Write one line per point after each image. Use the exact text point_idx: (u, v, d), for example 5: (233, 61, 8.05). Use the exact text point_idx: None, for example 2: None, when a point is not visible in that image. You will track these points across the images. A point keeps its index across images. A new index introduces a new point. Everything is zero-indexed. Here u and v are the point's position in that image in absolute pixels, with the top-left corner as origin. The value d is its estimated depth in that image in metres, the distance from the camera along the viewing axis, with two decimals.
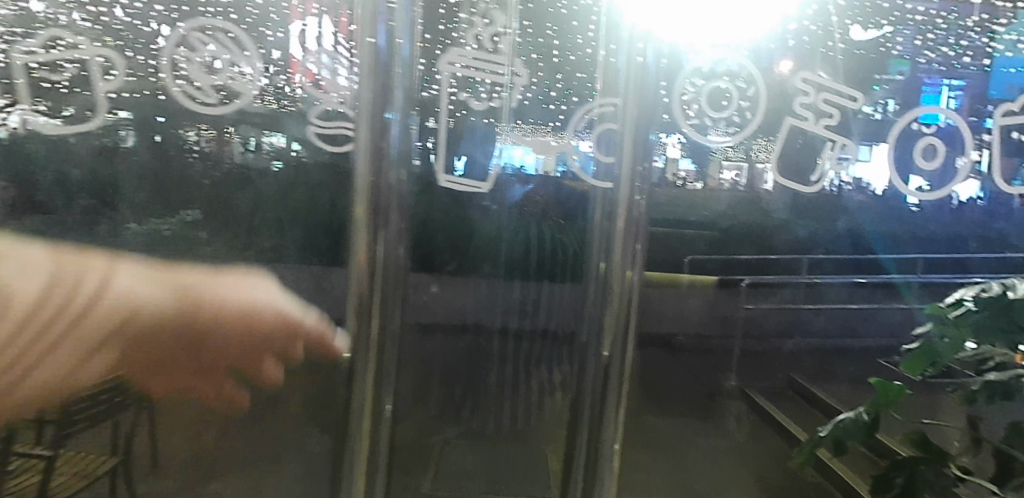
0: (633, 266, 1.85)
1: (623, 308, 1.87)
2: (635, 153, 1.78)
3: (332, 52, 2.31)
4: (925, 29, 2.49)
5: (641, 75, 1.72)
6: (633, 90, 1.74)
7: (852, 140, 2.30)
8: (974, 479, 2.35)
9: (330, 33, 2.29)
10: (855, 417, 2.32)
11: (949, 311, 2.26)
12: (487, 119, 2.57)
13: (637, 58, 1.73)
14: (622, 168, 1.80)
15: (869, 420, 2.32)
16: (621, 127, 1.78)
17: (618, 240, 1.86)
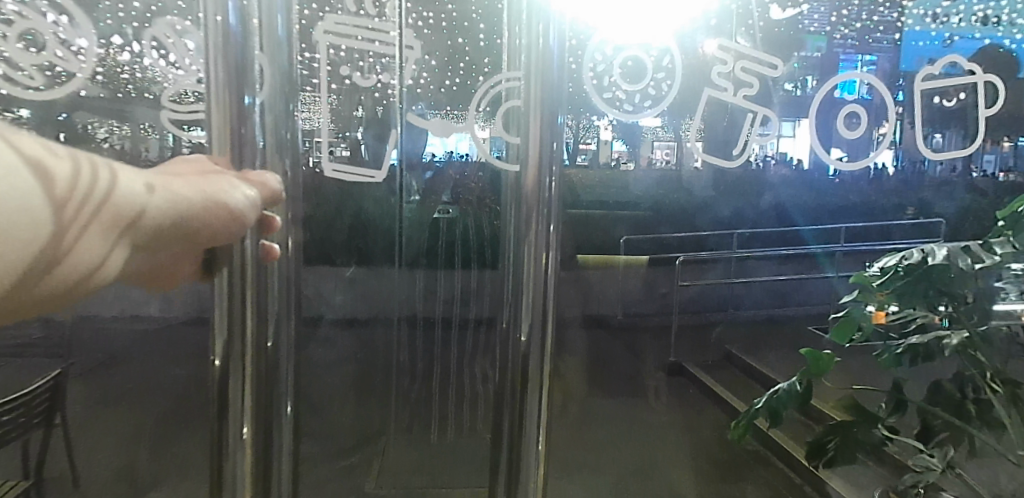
0: (549, 250, 1.57)
1: (535, 301, 1.61)
2: (544, 135, 1.47)
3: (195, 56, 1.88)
4: (839, 6, 2.69)
5: (542, 58, 1.42)
6: (534, 73, 1.44)
7: (773, 113, 2.23)
8: (902, 436, 2.51)
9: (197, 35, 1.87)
10: (789, 387, 2.39)
11: (874, 279, 2.35)
12: (418, 106, 2.37)
13: (535, 39, 1.41)
14: (530, 151, 1.49)
15: (803, 389, 2.39)
16: (526, 105, 1.47)
17: (528, 228, 1.56)
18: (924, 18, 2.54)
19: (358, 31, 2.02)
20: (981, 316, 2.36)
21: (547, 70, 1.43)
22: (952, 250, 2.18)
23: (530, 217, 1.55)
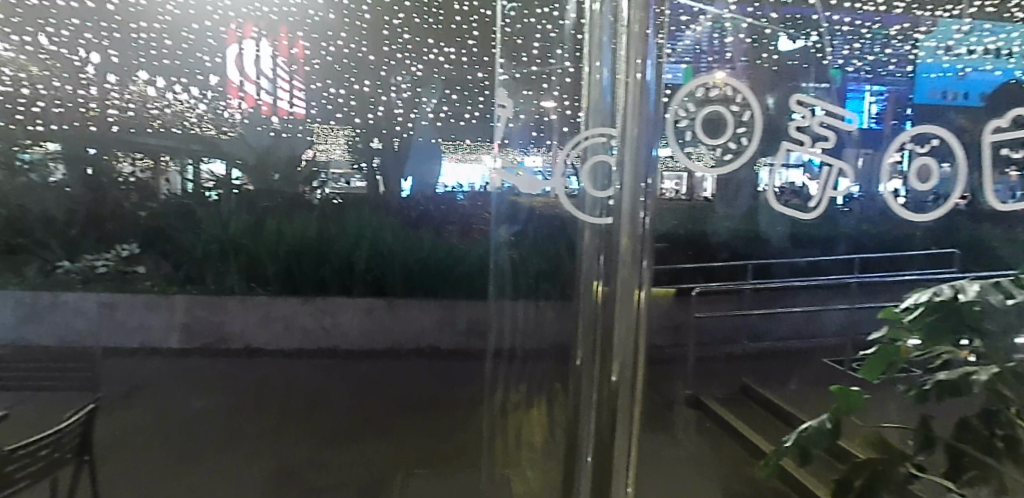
0: (641, 289, 1.87)
1: (631, 330, 1.90)
2: (639, 171, 1.70)
3: None
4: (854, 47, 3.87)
5: (640, 90, 1.67)
6: (631, 107, 1.69)
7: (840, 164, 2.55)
8: (930, 476, 2.28)
9: None
10: (818, 425, 2.33)
11: (903, 315, 2.30)
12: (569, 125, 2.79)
13: (634, 70, 1.70)
14: (628, 184, 1.73)
15: (832, 427, 2.31)
16: (623, 144, 1.70)
17: (626, 258, 1.85)
18: (938, 51, 3.38)
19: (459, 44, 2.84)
20: (1007, 350, 2.16)
21: (644, 102, 1.67)
22: (983, 287, 2.16)
23: (622, 246, 1.85)
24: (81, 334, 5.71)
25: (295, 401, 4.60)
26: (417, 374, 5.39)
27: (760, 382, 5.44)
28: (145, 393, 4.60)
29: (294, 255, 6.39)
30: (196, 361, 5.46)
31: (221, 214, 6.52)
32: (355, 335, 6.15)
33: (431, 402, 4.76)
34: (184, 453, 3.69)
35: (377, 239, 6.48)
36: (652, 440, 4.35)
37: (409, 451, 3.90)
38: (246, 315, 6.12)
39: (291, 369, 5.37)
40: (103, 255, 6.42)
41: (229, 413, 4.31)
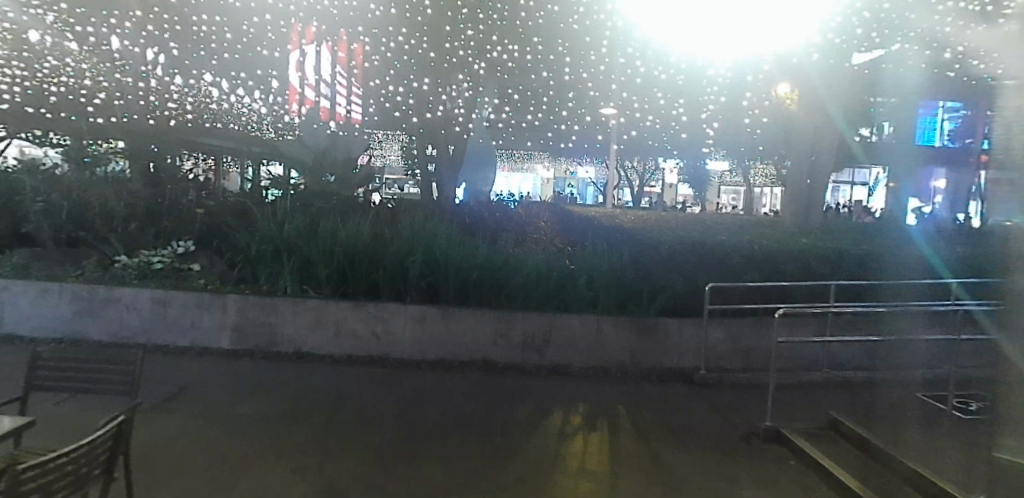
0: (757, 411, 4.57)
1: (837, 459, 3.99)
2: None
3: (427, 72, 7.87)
4: None
5: None
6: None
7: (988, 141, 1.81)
8: None
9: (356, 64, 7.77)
10: None
11: None
12: None
13: None
14: None
15: None
16: None
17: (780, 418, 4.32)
18: None
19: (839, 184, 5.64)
20: None
21: None
22: None
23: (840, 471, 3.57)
24: (133, 331, 5.57)
25: (343, 410, 4.44)
26: (468, 389, 5.18)
27: (843, 412, 4.89)
28: (191, 398, 4.40)
29: (347, 259, 6.08)
30: (245, 366, 5.28)
31: (276, 215, 6.55)
32: (406, 343, 5.82)
33: (481, 417, 4.52)
34: (229, 454, 3.53)
35: (431, 243, 6.29)
36: (736, 474, 3.85)
37: (462, 465, 3.68)
38: (297, 319, 5.69)
39: (340, 379, 5.13)
40: (160, 252, 6.34)
41: (276, 418, 4.17)
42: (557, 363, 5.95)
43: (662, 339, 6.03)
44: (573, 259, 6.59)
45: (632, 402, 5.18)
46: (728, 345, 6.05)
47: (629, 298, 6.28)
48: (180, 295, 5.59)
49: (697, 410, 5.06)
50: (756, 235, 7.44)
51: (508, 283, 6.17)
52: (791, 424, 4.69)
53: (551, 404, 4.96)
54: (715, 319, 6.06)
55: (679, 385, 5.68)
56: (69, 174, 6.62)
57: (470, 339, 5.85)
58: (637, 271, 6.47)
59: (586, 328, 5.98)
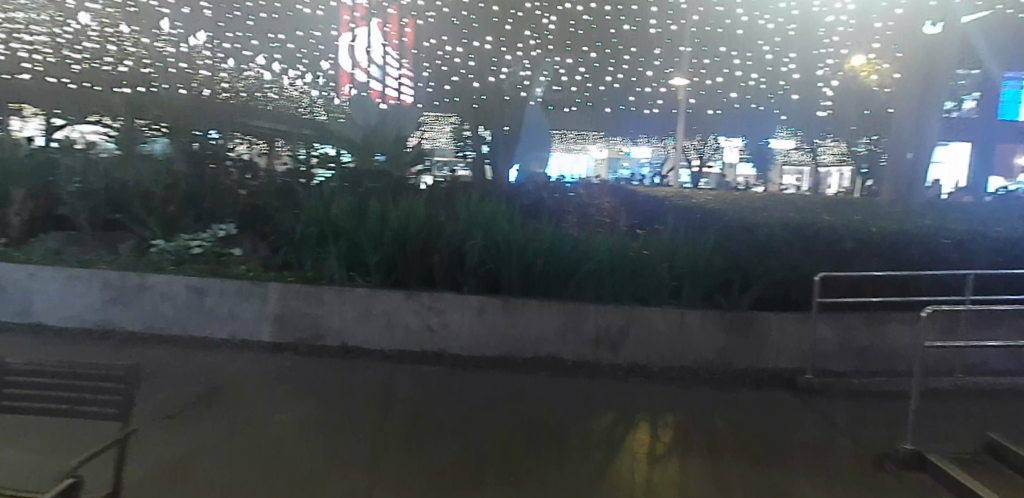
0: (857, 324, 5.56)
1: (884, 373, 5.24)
2: None
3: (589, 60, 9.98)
4: None
5: None
6: None
7: None
8: None
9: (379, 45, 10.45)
10: None
11: None
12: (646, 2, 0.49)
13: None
14: None
15: None
16: None
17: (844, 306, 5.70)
18: None
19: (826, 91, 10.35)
20: None
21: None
22: None
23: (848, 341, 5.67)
24: (168, 321, 5.13)
25: (393, 417, 3.81)
26: (535, 393, 4.45)
27: (1010, 428, 3.86)
28: (224, 400, 3.88)
29: (398, 243, 5.42)
30: (285, 362, 4.73)
31: (320, 194, 6.03)
32: (462, 336, 5.16)
33: (556, 428, 3.82)
34: (262, 472, 2.92)
35: (489, 224, 5.55)
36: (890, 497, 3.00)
37: (541, 482, 2.99)
38: (343, 310, 5.11)
39: (389, 378, 4.52)
40: (200, 236, 5.95)
41: (318, 429, 3.56)
42: (635, 362, 5.15)
43: (760, 335, 5.10)
44: (649, 241, 5.79)
45: (732, 410, 4.34)
46: (840, 344, 5.09)
47: (714, 288, 5.46)
48: (217, 282, 5.12)
49: (814, 421, 4.17)
50: (862, 216, 6.38)
51: (577, 272, 5.40)
52: (945, 442, 3.70)
53: (635, 412, 4.20)
54: (826, 314, 5.10)
55: (784, 390, 4.80)
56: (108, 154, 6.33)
57: (534, 335, 5.13)
58: (727, 257, 5.58)
59: (668, 324, 5.12)
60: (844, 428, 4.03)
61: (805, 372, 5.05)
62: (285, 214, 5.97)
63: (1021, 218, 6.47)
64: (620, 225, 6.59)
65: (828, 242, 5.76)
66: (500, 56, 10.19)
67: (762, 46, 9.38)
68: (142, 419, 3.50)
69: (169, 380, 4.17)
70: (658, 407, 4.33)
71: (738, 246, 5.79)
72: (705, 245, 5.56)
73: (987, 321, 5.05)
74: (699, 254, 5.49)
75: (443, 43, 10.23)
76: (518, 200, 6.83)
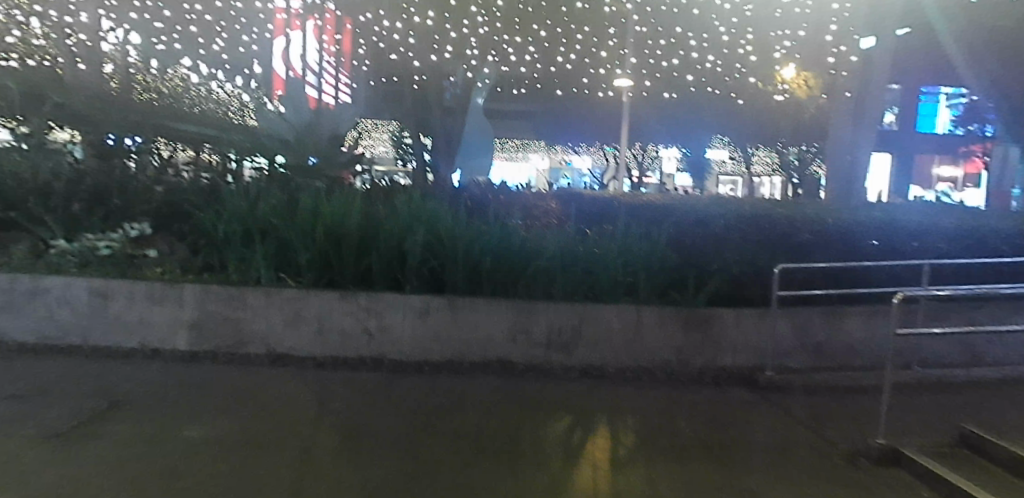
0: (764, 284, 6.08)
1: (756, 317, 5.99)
2: None
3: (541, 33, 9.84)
4: None
5: None
6: None
7: None
8: None
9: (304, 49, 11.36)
10: None
11: None
12: None
13: None
14: None
15: None
16: None
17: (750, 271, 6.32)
18: None
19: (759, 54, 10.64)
20: None
21: None
22: None
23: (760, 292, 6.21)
24: (66, 330, 4.57)
25: (328, 428, 3.38)
26: (484, 398, 4.12)
27: (964, 419, 3.83)
28: (124, 416, 3.36)
29: (333, 241, 4.98)
30: (202, 373, 4.20)
31: (248, 190, 5.52)
32: (404, 340, 4.76)
33: (509, 435, 3.48)
34: (171, 489, 2.47)
35: (434, 220, 5.19)
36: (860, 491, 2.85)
37: (499, 490, 2.69)
38: (270, 314, 4.64)
39: (322, 388, 4.08)
40: (109, 235, 5.30)
41: (239, 444, 3.08)
42: (590, 364, 4.89)
43: (715, 332, 4.96)
44: (601, 236, 5.58)
45: (690, 409, 4.15)
46: (794, 339, 5.00)
47: (669, 285, 5.29)
48: (123, 285, 4.58)
49: (773, 418, 4.02)
50: (808, 211, 6.40)
51: (528, 269, 5.08)
52: (909, 436, 3.60)
53: (592, 416, 3.92)
54: (779, 308, 5.02)
55: (739, 388, 4.66)
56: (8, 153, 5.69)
57: (481, 337, 4.80)
58: (680, 253, 5.42)
59: (623, 322, 4.89)
60: (802, 424, 3.90)
61: (761, 369, 4.92)
62: (206, 212, 5.44)
63: (959, 213, 6.63)
64: (570, 221, 6.38)
65: (776, 237, 5.71)
66: (443, 32, 9.57)
67: (720, 28, 9.51)
68: (20, 439, 2.92)
69: (57, 394, 3.62)
70: (614, 409, 4.07)
71: (689, 241, 5.66)
72: (658, 241, 5.40)
73: (932, 312, 5.10)
74: (653, 251, 5.30)
75: (379, 16, 9.29)
76: (467, 196, 6.49)
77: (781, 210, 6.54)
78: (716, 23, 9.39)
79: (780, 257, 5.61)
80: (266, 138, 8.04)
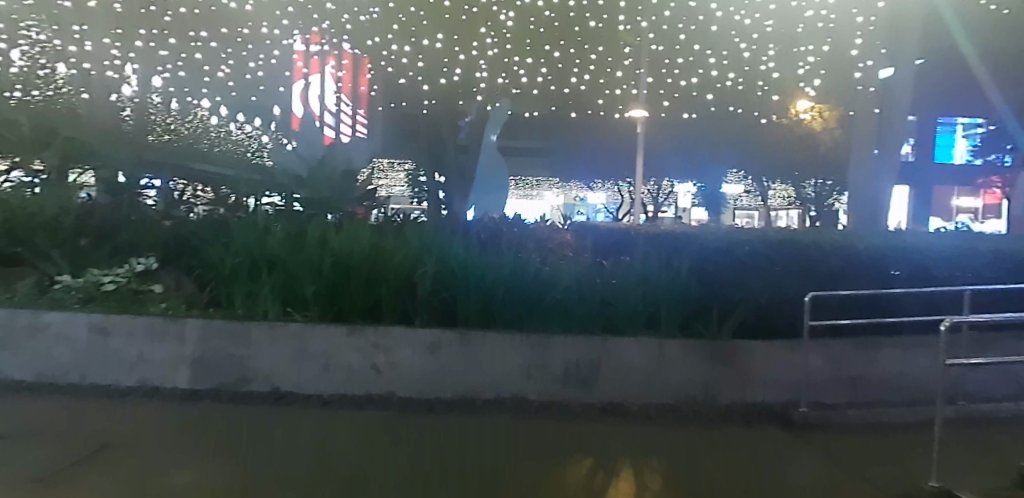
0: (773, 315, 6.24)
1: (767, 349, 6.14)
2: None
3: (557, 54, 10.07)
4: None
5: None
6: None
7: None
8: None
9: (318, 89, 12.66)
10: None
11: None
12: None
13: None
14: None
15: None
16: None
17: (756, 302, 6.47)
18: None
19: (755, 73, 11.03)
20: None
21: None
22: None
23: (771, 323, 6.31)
24: (65, 367, 4.46)
25: (333, 469, 3.18)
26: (498, 437, 3.87)
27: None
28: (117, 457, 3.17)
29: (341, 273, 4.82)
30: (200, 413, 4.01)
31: (256, 223, 5.43)
32: (413, 377, 4.53)
33: (527, 477, 3.23)
34: None
35: (445, 250, 5.03)
36: None
37: None
38: (274, 350, 4.47)
39: (327, 428, 3.86)
40: (114, 270, 5.29)
41: (245, 485, 2.89)
42: (610, 400, 4.61)
43: (743, 366, 4.67)
44: (618, 265, 5.36)
45: (719, 449, 3.86)
46: (828, 372, 4.69)
47: (692, 316, 5.03)
48: (125, 321, 4.47)
49: (812, 458, 3.71)
50: (835, 238, 6.14)
51: (544, 301, 4.85)
52: (965, 478, 3.28)
53: (614, 457, 3.65)
54: (811, 340, 4.72)
55: (771, 426, 4.35)
56: (23, 195, 5.83)
57: (494, 372, 4.56)
58: (702, 283, 5.18)
59: (645, 356, 4.62)
60: (843, 465, 3.58)
61: (794, 406, 4.61)
62: (214, 245, 5.37)
63: (996, 239, 6.35)
64: (587, 251, 6.20)
65: (802, 265, 5.46)
66: (452, 55, 9.76)
67: (739, 42, 9.92)
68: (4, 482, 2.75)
69: (47, 435, 3.45)
70: (637, 449, 3.78)
71: (712, 269, 5.42)
72: (678, 271, 5.18)
73: (974, 343, 4.79)
74: (674, 280, 5.06)
75: (388, 41, 9.53)
76: (480, 227, 6.36)
77: (805, 237, 6.28)
78: (735, 38, 9.80)
79: (807, 285, 5.35)
80: (281, 174, 8.05)
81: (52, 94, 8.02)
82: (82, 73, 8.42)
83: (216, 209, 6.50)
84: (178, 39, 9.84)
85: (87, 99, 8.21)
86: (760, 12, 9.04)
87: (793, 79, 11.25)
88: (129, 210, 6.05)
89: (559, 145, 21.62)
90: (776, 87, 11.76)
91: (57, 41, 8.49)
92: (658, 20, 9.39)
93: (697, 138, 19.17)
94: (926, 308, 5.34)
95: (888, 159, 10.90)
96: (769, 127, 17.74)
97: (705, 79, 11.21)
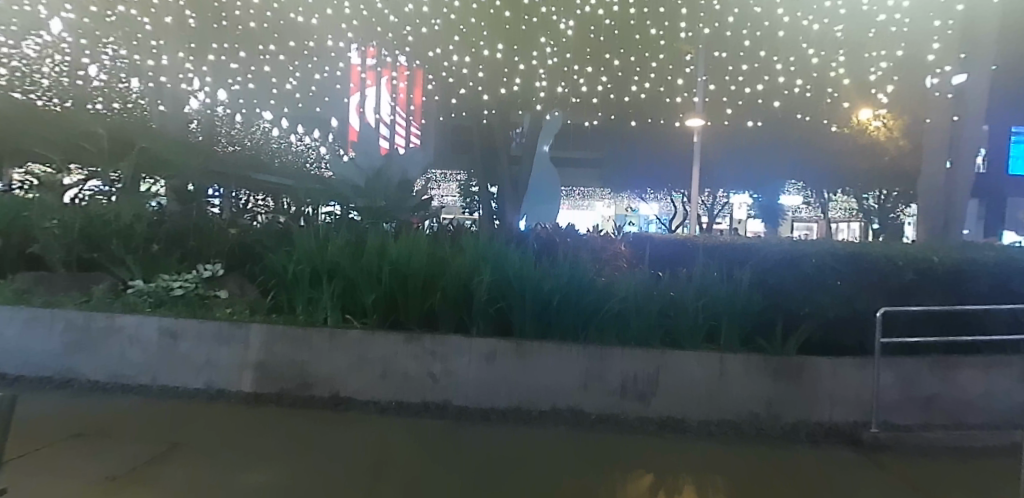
0: None
1: None
2: None
3: (616, 66, 9.99)
4: None
5: None
6: None
7: None
8: None
9: (379, 102, 12.78)
10: None
11: None
12: None
13: None
14: None
15: None
16: None
17: None
18: None
19: (820, 79, 10.60)
20: None
21: None
22: None
23: None
24: (138, 368, 4.67)
25: (397, 472, 3.22)
26: (553, 447, 3.81)
27: None
28: (193, 454, 3.31)
29: (398, 280, 4.85)
30: (263, 415, 4.13)
31: (317, 232, 5.58)
32: (467, 385, 4.51)
33: (587, 487, 3.16)
34: None
35: (501, 258, 4.98)
36: None
37: None
38: (333, 355, 4.54)
39: (383, 433, 3.89)
40: (183, 277, 5.50)
41: (317, 485, 2.96)
42: (667, 415, 4.46)
43: (811, 383, 4.41)
44: (676, 276, 5.20)
45: (786, 467, 3.68)
46: (904, 392, 4.39)
47: (756, 329, 4.82)
48: (193, 325, 4.63)
49: (890, 479, 3.50)
50: (908, 250, 5.80)
51: (600, 311, 4.74)
52: None
53: (674, 475, 3.47)
54: (885, 358, 4.44)
55: (843, 446, 4.10)
56: (101, 204, 6.18)
57: (549, 383, 4.48)
58: (766, 296, 4.96)
59: (705, 370, 4.45)
60: (927, 490, 3.28)
61: (866, 425, 4.34)
62: (277, 251, 5.55)
63: None
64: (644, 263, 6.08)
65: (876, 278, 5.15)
66: (511, 65, 9.69)
67: (807, 48, 9.70)
68: (94, 475, 2.91)
69: (123, 434, 3.58)
70: (700, 466, 3.64)
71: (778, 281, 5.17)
72: (742, 283, 4.97)
73: None
74: (737, 292, 4.85)
75: (449, 52, 9.62)
76: (535, 236, 6.35)
77: (875, 247, 5.95)
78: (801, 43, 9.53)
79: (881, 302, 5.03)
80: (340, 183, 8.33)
81: (130, 106, 9.12)
82: (157, 86, 9.01)
83: (278, 218, 6.78)
84: (248, 53, 10.18)
85: (162, 111, 8.70)
86: (830, 17, 8.87)
87: (863, 85, 10.76)
88: (201, 221, 6.41)
89: (611, 156, 21.46)
90: (842, 94, 11.28)
91: (137, 56, 9.11)
92: (720, 26, 9.32)
93: (755, 146, 18.63)
94: (1010, 325, 4.98)
95: (964, 172, 10.16)
96: (831, 139, 17.28)
97: (770, 85, 10.84)
